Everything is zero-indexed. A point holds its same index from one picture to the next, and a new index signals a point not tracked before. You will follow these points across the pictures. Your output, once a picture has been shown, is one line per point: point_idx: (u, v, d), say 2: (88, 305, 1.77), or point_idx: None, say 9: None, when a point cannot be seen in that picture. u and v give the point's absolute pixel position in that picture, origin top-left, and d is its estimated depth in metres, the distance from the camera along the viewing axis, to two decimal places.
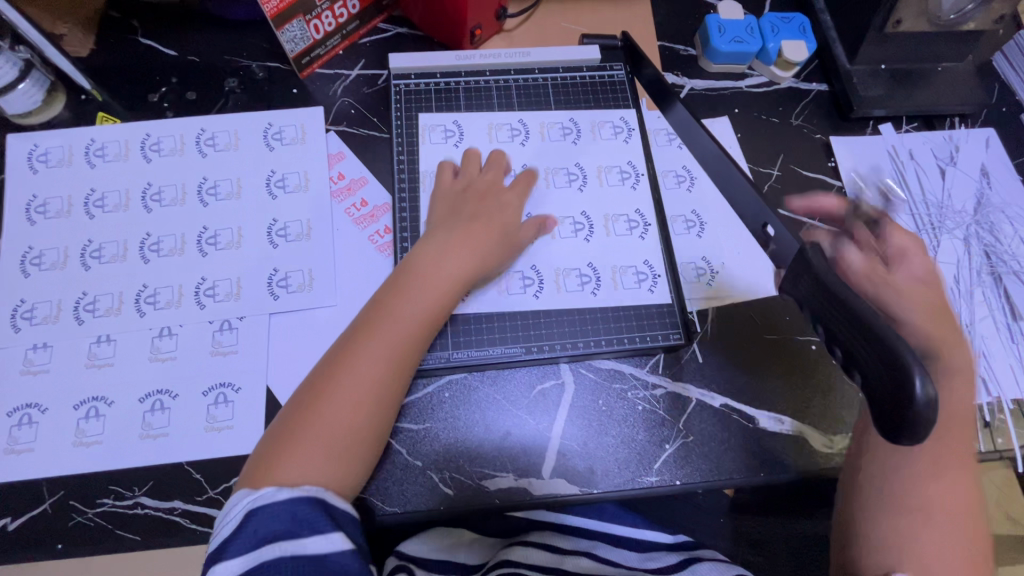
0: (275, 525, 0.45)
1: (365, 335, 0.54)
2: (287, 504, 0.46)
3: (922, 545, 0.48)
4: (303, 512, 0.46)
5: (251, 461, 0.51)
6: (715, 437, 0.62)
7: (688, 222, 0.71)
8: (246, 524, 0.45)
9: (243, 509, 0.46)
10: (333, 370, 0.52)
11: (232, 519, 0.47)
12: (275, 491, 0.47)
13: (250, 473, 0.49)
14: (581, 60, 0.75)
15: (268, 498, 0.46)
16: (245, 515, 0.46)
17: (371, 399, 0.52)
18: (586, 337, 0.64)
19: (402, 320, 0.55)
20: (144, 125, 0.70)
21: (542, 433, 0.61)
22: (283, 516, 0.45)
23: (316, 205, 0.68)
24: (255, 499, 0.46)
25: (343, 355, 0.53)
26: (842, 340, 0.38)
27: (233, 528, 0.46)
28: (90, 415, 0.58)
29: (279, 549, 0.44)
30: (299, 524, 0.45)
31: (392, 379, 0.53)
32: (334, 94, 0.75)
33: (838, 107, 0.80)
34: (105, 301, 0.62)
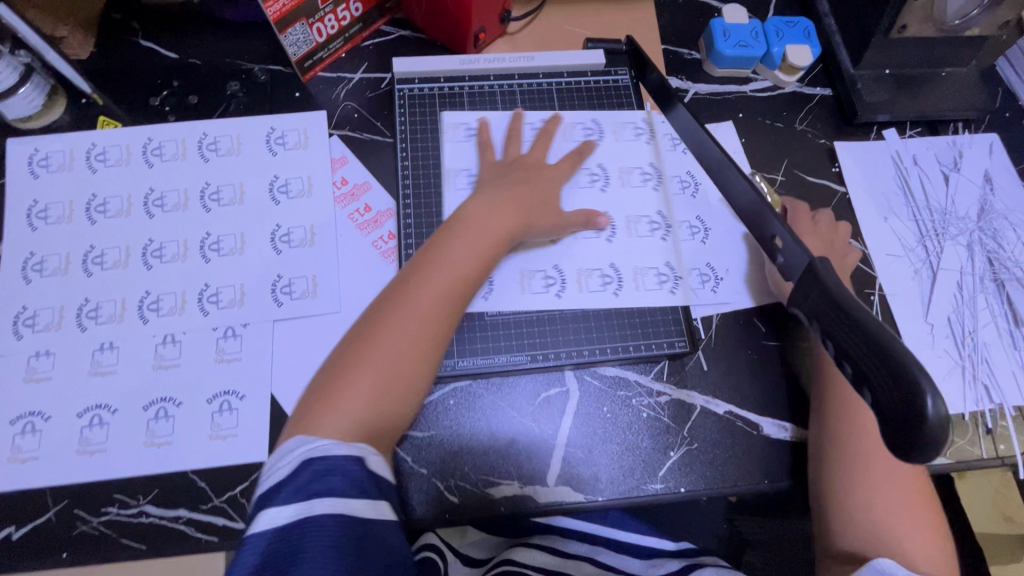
0: (328, 480, 0.46)
1: (407, 294, 0.56)
2: (340, 461, 0.47)
3: (863, 496, 0.57)
4: (353, 473, 0.47)
5: (296, 414, 0.52)
6: (719, 444, 0.62)
7: (692, 227, 0.70)
8: (299, 474, 0.46)
9: (297, 457, 0.47)
10: (390, 304, 0.56)
11: (283, 465, 0.47)
12: (330, 446, 0.47)
13: (298, 424, 0.50)
14: (586, 65, 0.75)
15: (323, 451, 0.47)
16: (300, 463, 0.46)
17: (415, 355, 0.54)
18: (591, 345, 0.64)
19: (455, 264, 0.58)
20: (145, 129, 0.69)
21: (546, 441, 0.61)
22: (335, 473, 0.46)
23: (320, 211, 0.68)
24: (312, 449, 0.47)
25: (399, 292, 0.56)
26: (852, 357, 0.37)
27: (286, 474, 0.46)
28: (94, 423, 0.58)
29: (330, 506, 0.44)
30: (349, 485, 0.46)
31: (434, 336, 0.55)
32: (337, 98, 0.74)
33: (842, 112, 0.80)
34: (107, 307, 0.62)
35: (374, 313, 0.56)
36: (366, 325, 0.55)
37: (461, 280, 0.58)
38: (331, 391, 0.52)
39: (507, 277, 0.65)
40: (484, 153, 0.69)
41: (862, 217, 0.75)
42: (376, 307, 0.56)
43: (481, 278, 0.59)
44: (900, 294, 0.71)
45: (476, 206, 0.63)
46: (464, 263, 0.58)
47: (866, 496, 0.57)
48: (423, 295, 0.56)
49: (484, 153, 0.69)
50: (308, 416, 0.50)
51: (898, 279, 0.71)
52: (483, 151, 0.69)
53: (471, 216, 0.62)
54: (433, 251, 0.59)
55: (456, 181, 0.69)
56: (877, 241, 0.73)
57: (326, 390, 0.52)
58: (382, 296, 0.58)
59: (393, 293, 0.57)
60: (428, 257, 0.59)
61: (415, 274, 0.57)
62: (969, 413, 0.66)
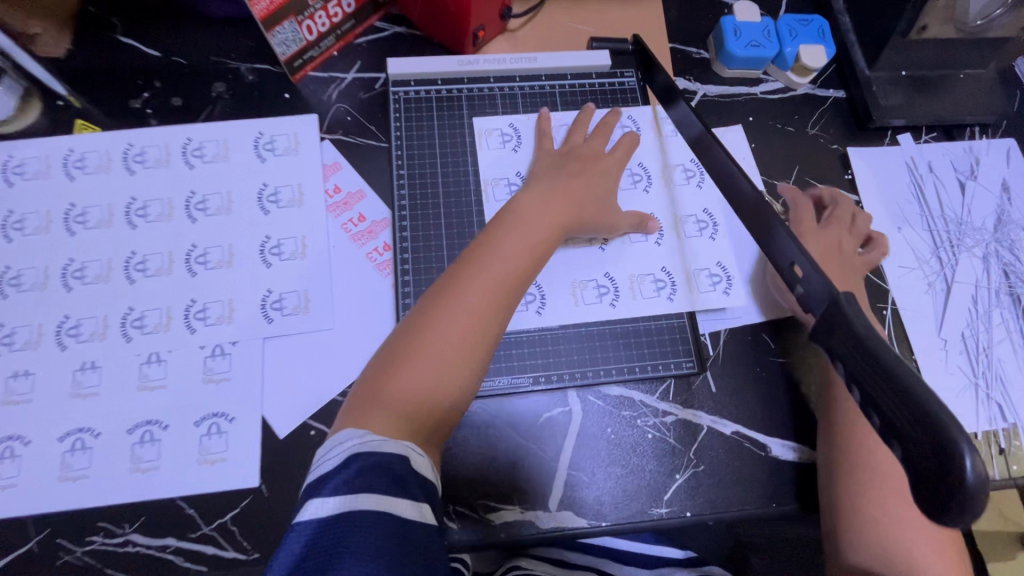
0: (374, 476, 0.44)
1: (459, 286, 0.53)
2: (387, 458, 0.45)
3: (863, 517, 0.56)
4: (398, 472, 0.45)
5: (349, 405, 0.51)
6: (725, 466, 0.60)
7: (700, 223, 0.67)
8: (347, 468, 0.45)
9: (348, 450, 0.46)
10: (441, 297, 0.53)
11: (336, 455, 0.46)
12: (380, 442, 0.46)
13: (350, 415, 0.50)
14: (590, 66, 0.71)
15: (372, 446, 0.46)
16: (347, 458, 0.45)
17: (467, 349, 0.52)
18: (595, 366, 0.62)
19: (506, 255, 0.55)
20: (126, 134, 0.65)
21: (547, 463, 0.59)
22: (381, 470, 0.44)
23: (312, 221, 0.65)
24: (363, 442, 0.46)
25: (450, 284, 0.54)
26: (878, 401, 0.35)
27: (337, 465, 0.45)
28: (76, 448, 0.55)
29: (373, 501, 0.42)
30: (392, 483, 0.44)
31: (486, 331, 0.53)
32: (328, 100, 0.70)
33: (856, 116, 0.77)
34: (89, 325, 0.59)
35: (426, 305, 0.54)
36: (417, 317, 0.53)
37: (514, 274, 0.55)
38: (383, 383, 0.51)
39: (558, 281, 0.64)
40: (542, 141, 0.67)
41: (875, 227, 0.72)
42: (428, 298, 0.54)
43: (535, 272, 0.57)
44: (914, 308, 0.68)
45: (530, 197, 0.60)
46: (518, 257, 0.55)
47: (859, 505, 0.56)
48: (476, 288, 0.53)
49: (542, 140, 0.67)
50: (360, 409, 0.50)
51: (913, 292, 0.69)
52: (541, 140, 0.67)
53: (525, 206, 0.59)
54: (486, 241, 0.56)
55: (497, 191, 0.67)
56: (891, 252, 0.70)
57: (378, 382, 0.51)
58: (434, 286, 0.56)
59: (445, 284, 0.54)
60: (480, 247, 0.56)
61: (468, 265, 0.55)
62: (982, 432, 0.64)
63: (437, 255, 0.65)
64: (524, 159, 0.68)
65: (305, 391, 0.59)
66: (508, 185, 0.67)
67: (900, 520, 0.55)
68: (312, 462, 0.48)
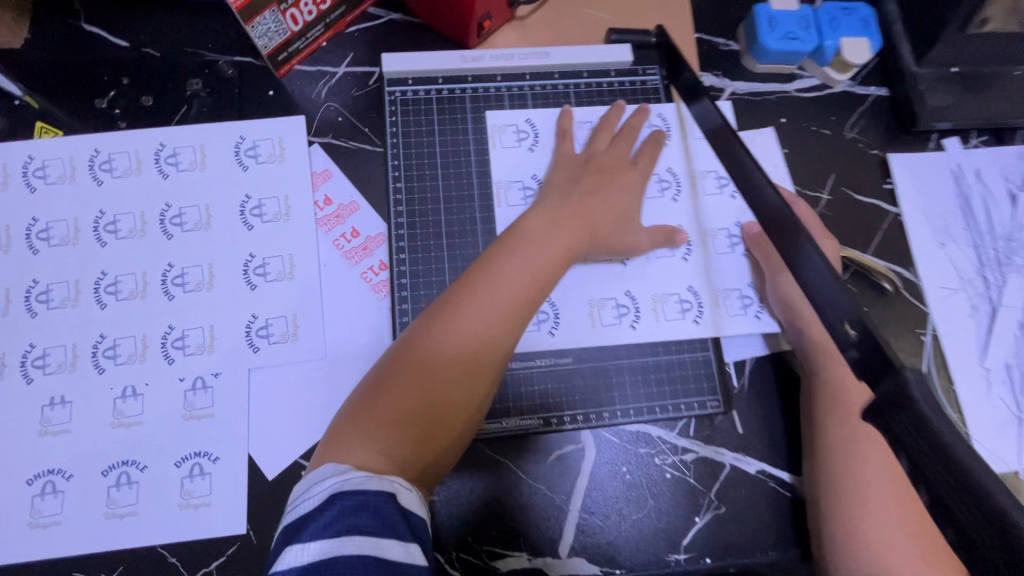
0: (357, 517, 0.39)
1: (453, 314, 0.48)
2: (372, 496, 0.40)
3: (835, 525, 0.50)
4: (386, 511, 0.40)
5: (332, 432, 0.46)
6: (749, 508, 0.56)
7: (732, 238, 0.61)
8: (329, 508, 0.39)
9: (329, 488, 0.41)
10: (434, 325, 0.48)
11: (315, 494, 0.41)
12: (364, 479, 0.41)
13: (332, 445, 0.45)
14: (609, 63, 0.64)
15: (355, 485, 0.40)
16: (329, 498, 0.40)
17: (459, 386, 0.47)
18: (613, 406, 0.56)
19: (509, 282, 0.49)
20: (91, 138, 0.59)
21: (558, 506, 0.55)
22: (366, 510, 0.39)
23: (300, 237, 0.59)
24: (344, 480, 0.41)
25: (445, 312, 0.49)
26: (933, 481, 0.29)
27: (317, 506, 0.40)
28: (46, 492, 0.51)
29: (357, 545, 0.37)
30: (380, 523, 0.39)
31: (488, 359, 0.48)
32: (318, 98, 0.63)
33: (899, 119, 0.70)
34: (56, 355, 0.54)
35: (423, 325, 0.49)
36: (413, 337, 0.48)
37: (523, 297, 0.50)
38: (371, 410, 0.46)
39: (574, 300, 0.57)
40: (561, 143, 0.60)
41: (917, 243, 0.65)
42: (427, 317, 0.49)
43: (544, 295, 0.51)
44: (955, 333, 0.63)
45: (542, 211, 0.54)
46: (522, 284, 0.50)
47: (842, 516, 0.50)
48: (480, 310, 0.48)
49: (561, 143, 0.60)
50: (344, 437, 0.45)
51: (954, 315, 0.63)
52: (561, 141, 0.61)
53: (536, 221, 0.53)
54: (493, 257, 0.51)
55: (510, 196, 0.60)
56: (931, 272, 0.65)
57: (365, 411, 0.46)
58: (434, 305, 0.51)
59: (446, 303, 0.49)
60: (486, 264, 0.51)
61: (472, 284, 0.50)
62: None
63: (439, 278, 0.58)
64: (541, 159, 0.61)
65: (295, 427, 0.55)
66: (523, 189, 0.60)
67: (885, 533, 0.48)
68: (291, 498, 0.43)
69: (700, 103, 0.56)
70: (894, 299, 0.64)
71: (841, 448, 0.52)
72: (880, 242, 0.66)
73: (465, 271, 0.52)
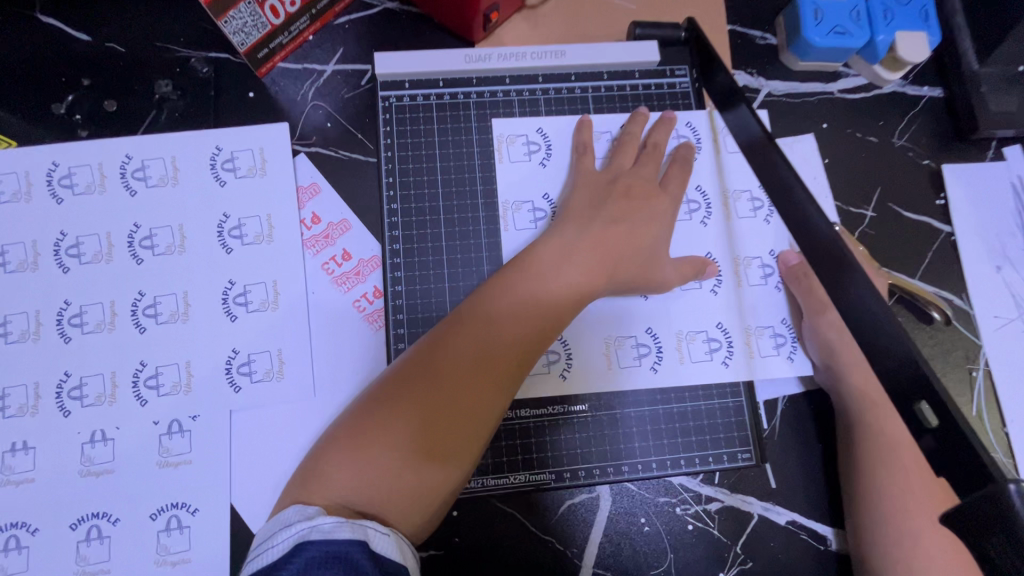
0: (326, 570, 0.33)
1: (450, 344, 0.43)
2: (342, 544, 0.34)
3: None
4: (359, 560, 0.34)
5: (304, 468, 0.41)
6: (780, 564, 0.51)
7: (766, 268, 0.54)
8: (293, 561, 0.34)
9: (296, 536, 0.35)
10: (428, 355, 0.43)
11: (280, 542, 0.35)
12: (333, 525, 0.35)
13: (302, 485, 0.40)
14: (632, 62, 0.56)
15: (323, 533, 0.34)
16: (294, 548, 0.34)
17: (448, 430, 0.41)
18: (632, 458, 0.51)
19: (514, 315, 0.44)
20: (50, 149, 0.52)
21: (569, 560, 0.50)
22: (335, 561, 0.33)
23: (285, 261, 0.53)
24: (311, 527, 0.35)
25: (442, 341, 0.43)
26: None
27: (280, 559, 0.34)
28: (9, 547, 0.47)
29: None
30: None
31: (486, 401, 0.42)
32: (303, 100, 0.56)
33: (955, 124, 0.62)
34: (17, 396, 0.49)
35: (414, 357, 0.43)
36: (401, 369, 0.43)
37: (525, 337, 0.44)
38: (345, 445, 0.40)
39: (590, 337, 0.52)
40: (581, 159, 0.53)
41: (970, 267, 0.59)
42: (419, 348, 0.44)
43: (551, 337, 0.45)
44: (1009, 369, 0.57)
45: (556, 239, 0.48)
46: (528, 319, 0.44)
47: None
48: (478, 347, 0.43)
49: (581, 159, 0.53)
50: (313, 476, 0.40)
51: (1009, 348, 0.57)
52: (580, 156, 0.54)
53: (548, 250, 0.47)
54: (497, 289, 0.46)
55: (518, 218, 0.54)
56: (985, 299, 0.58)
57: (340, 445, 0.40)
58: (428, 334, 0.45)
59: (441, 334, 0.44)
60: (489, 295, 0.45)
61: (471, 316, 0.44)
62: None
63: (439, 313, 0.52)
64: (554, 175, 0.54)
65: (280, 475, 0.49)
66: (533, 211, 0.54)
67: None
68: (252, 544, 0.37)
69: (739, 111, 0.48)
70: (942, 330, 0.58)
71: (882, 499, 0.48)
72: (929, 265, 0.59)
73: (466, 300, 0.47)
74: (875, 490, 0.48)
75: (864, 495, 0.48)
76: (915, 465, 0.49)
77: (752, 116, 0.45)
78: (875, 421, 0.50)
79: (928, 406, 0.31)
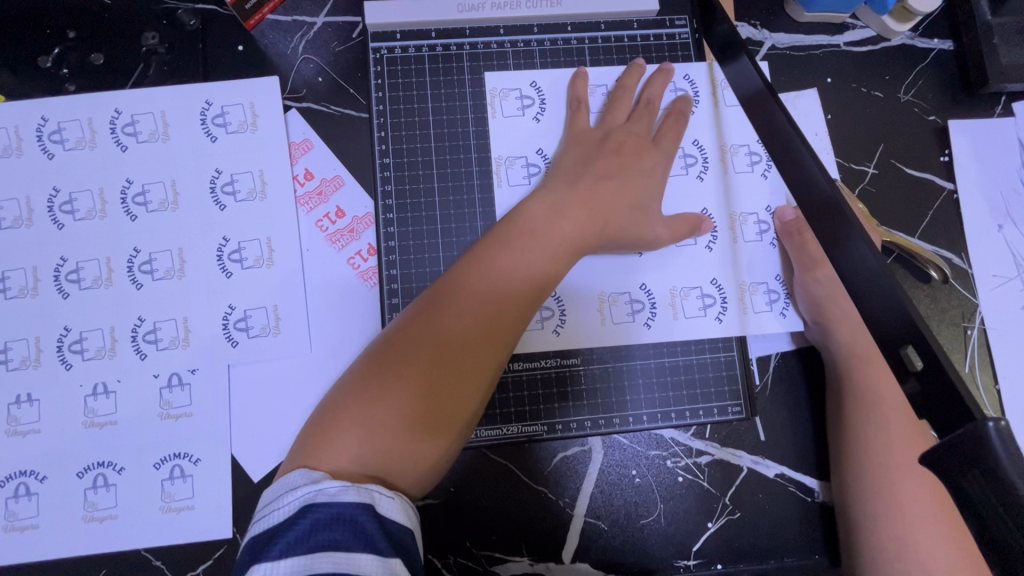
0: (333, 532, 0.34)
1: (446, 305, 0.42)
2: (348, 508, 0.35)
3: (860, 522, 0.47)
4: (364, 524, 0.35)
5: (303, 434, 0.41)
6: (766, 514, 0.52)
7: (761, 224, 0.54)
8: (300, 522, 0.35)
9: (301, 498, 0.35)
10: (423, 318, 0.42)
11: (286, 504, 0.36)
12: (340, 488, 0.35)
13: (304, 449, 0.39)
14: (631, 12, 0.55)
15: (329, 496, 0.35)
16: (302, 510, 0.35)
17: (451, 387, 0.41)
18: (625, 411, 0.52)
19: (509, 271, 0.44)
20: (38, 104, 0.52)
21: (561, 510, 0.51)
22: (341, 523, 0.34)
23: (278, 217, 0.53)
24: (318, 490, 0.35)
25: (437, 303, 0.42)
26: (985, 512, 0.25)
27: (288, 520, 0.35)
28: (20, 493, 0.48)
29: (332, 564, 0.33)
30: (358, 539, 0.34)
31: (485, 356, 0.42)
32: (294, 53, 0.55)
33: (963, 78, 0.60)
34: (19, 349, 0.50)
35: (407, 320, 0.43)
36: (396, 333, 0.42)
37: (522, 293, 0.43)
38: (347, 410, 0.39)
39: (583, 294, 0.52)
40: (576, 114, 0.52)
41: (972, 226, 0.58)
42: (413, 310, 0.43)
43: (546, 292, 0.45)
44: (1005, 327, 0.57)
45: (547, 197, 0.47)
46: (523, 275, 0.44)
47: (868, 518, 0.47)
48: (475, 306, 0.42)
49: (575, 113, 0.52)
50: (316, 441, 0.39)
51: (1006, 307, 0.57)
52: (575, 110, 0.53)
53: (538, 207, 0.47)
54: (491, 248, 0.45)
55: (512, 173, 0.53)
56: (984, 257, 0.58)
57: (340, 412, 0.40)
58: (421, 296, 0.44)
59: (435, 295, 0.43)
60: (482, 254, 0.45)
61: (463, 276, 0.43)
62: None
63: (434, 270, 0.52)
64: (549, 129, 0.54)
65: (278, 427, 0.50)
66: (527, 166, 0.53)
67: (908, 525, 0.46)
68: (258, 506, 0.38)
69: (737, 62, 0.46)
70: (939, 289, 0.57)
71: (872, 450, 0.48)
72: (930, 224, 0.58)
73: (458, 260, 0.46)
74: (862, 440, 0.49)
75: (850, 449, 0.49)
76: (906, 421, 0.49)
77: (750, 64, 0.43)
78: (866, 376, 0.50)
79: (915, 349, 0.30)
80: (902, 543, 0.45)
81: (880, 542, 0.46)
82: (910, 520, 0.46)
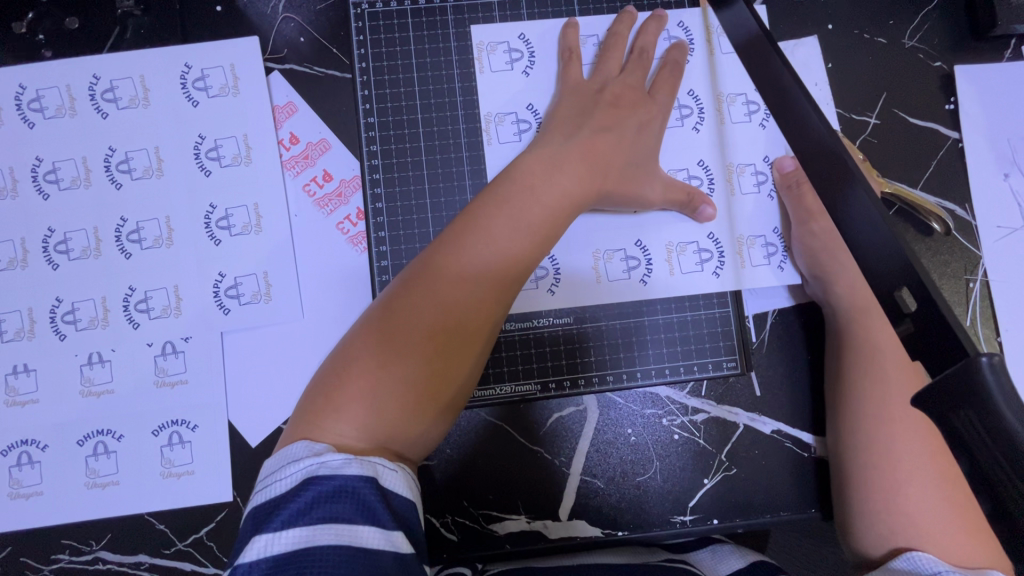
0: (335, 505, 0.34)
1: (446, 269, 0.41)
2: (351, 480, 0.34)
3: (857, 476, 0.47)
4: (367, 496, 0.34)
5: (303, 403, 0.40)
6: (762, 470, 0.52)
7: (759, 175, 0.53)
8: (302, 493, 0.34)
9: (305, 470, 0.35)
10: (423, 282, 0.41)
11: (286, 476, 0.36)
12: (343, 461, 0.35)
13: (305, 419, 0.38)
14: None
15: (332, 469, 0.35)
16: (303, 483, 0.35)
17: (454, 351, 0.40)
18: (618, 369, 0.51)
19: (508, 230, 0.42)
20: (16, 71, 0.51)
21: (558, 469, 0.52)
22: (344, 496, 0.34)
23: (264, 182, 0.52)
24: (321, 463, 0.35)
25: (436, 267, 0.41)
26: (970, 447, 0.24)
27: (288, 492, 0.35)
28: (23, 462, 0.49)
29: (335, 536, 0.33)
30: (361, 512, 0.34)
31: (487, 318, 0.41)
32: (273, 12, 0.53)
33: (971, 21, 0.58)
34: (12, 320, 0.50)
35: (405, 284, 0.41)
36: (394, 299, 0.41)
37: (522, 250, 0.43)
38: (350, 379, 0.39)
39: (577, 255, 0.52)
40: (567, 67, 0.51)
41: (975, 176, 0.56)
42: (410, 273, 0.42)
43: (546, 249, 0.44)
44: (1007, 279, 0.56)
45: (541, 151, 0.46)
46: (523, 233, 0.43)
47: (865, 473, 0.46)
48: (477, 267, 0.41)
49: (567, 65, 0.51)
50: (318, 410, 0.38)
51: (1010, 259, 0.56)
52: (565, 63, 0.51)
53: (534, 162, 0.46)
54: (488, 207, 0.43)
55: (502, 131, 0.52)
56: (988, 208, 0.56)
57: (342, 382, 0.39)
58: (418, 259, 0.43)
59: (433, 257, 0.42)
60: (479, 213, 0.43)
61: (461, 238, 0.42)
62: None
63: (423, 231, 0.51)
64: (538, 84, 0.52)
65: (271, 394, 0.50)
66: (517, 122, 0.52)
67: (903, 479, 0.45)
68: (259, 475, 0.37)
69: (731, 7, 0.44)
70: (941, 241, 0.56)
71: (868, 402, 0.47)
72: (932, 175, 0.57)
73: (454, 220, 0.44)
74: (859, 395, 0.48)
75: (844, 405, 0.49)
76: (907, 371, 0.48)
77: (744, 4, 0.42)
78: (865, 330, 0.49)
79: (909, 291, 0.29)
80: (895, 495, 0.45)
81: (871, 494, 0.46)
82: (906, 473, 0.45)
